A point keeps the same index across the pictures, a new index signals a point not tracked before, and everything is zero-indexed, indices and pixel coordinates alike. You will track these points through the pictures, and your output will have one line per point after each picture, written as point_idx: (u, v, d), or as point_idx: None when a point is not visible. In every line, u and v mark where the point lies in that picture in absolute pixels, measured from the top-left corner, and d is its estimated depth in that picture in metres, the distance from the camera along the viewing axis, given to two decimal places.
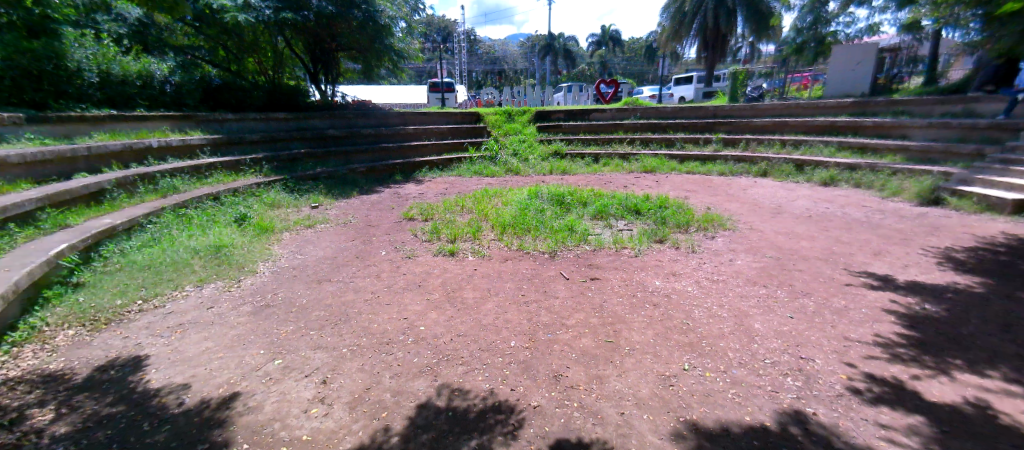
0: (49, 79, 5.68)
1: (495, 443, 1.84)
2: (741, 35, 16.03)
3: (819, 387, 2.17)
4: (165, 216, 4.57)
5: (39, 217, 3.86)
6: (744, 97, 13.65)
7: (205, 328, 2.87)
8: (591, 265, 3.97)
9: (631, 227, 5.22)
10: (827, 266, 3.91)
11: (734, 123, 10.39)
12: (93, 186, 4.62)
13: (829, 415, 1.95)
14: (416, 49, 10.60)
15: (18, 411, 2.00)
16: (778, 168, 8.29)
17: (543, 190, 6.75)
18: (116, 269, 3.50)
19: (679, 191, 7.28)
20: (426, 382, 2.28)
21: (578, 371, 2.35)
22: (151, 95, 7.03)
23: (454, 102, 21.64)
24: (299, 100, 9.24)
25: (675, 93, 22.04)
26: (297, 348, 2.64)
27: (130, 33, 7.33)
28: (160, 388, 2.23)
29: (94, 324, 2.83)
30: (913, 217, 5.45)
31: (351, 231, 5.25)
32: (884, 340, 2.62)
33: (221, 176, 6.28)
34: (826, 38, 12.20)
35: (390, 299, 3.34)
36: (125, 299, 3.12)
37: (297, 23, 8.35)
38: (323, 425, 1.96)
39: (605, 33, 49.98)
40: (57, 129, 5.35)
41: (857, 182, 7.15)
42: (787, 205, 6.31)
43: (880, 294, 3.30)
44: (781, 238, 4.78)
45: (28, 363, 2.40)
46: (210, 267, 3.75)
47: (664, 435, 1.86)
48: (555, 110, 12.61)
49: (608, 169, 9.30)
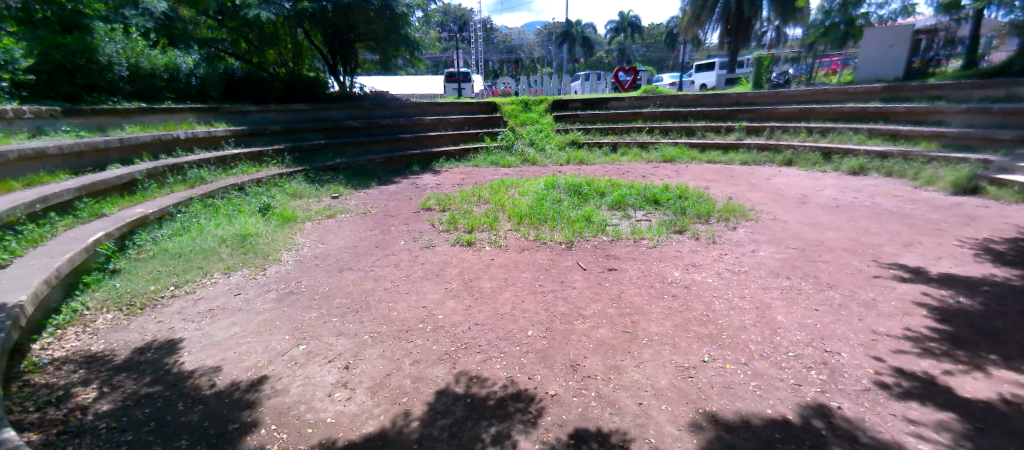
0: (82, 73, 5.90)
1: (514, 430, 1.86)
2: (767, 19, 15.43)
3: (845, 380, 2.13)
4: (193, 206, 4.72)
5: (77, 206, 4.04)
6: (769, 84, 13.20)
7: (233, 314, 2.97)
8: (609, 256, 3.95)
9: (649, 217, 5.15)
10: (854, 258, 3.80)
11: (758, 111, 9.99)
12: (126, 176, 4.80)
13: (854, 409, 1.91)
14: (433, 38, 10.56)
15: (64, 389, 2.12)
16: (804, 157, 8.00)
17: (559, 180, 6.69)
18: (148, 257, 3.66)
19: (699, 181, 7.15)
20: (445, 369, 2.32)
21: (595, 361, 2.36)
22: (178, 87, 7.23)
23: (471, 91, 21.62)
24: (318, 91, 9.35)
25: (695, 80, 21.56)
26: (321, 334, 2.72)
27: (156, 26, 7.42)
28: (194, 370, 2.33)
29: (130, 309, 2.96)
30: (947, 207, 5.23)
31: (371, 221, 5.32)
32: (913, 334, 2.54)
33: (245, 167, 6.45)
34: (857, 20, 11.76)
35: (408, 287, 3.40)
36: (158, 284, 3.25)
37: (316, 14, 8.45)
38: (346, 408, 2.01)
39: (624, 19, 48.87)
40: (91, 121, 5.56)
41: (888, 170, 6.89)
42: (813, 195, 6.11)
43: (911, 287, 3.18)
44: (805, 229, 4.66)
45: (72, 345, 2.53)
46: (237, 255, 3.87)
47: (682, 426, 1.86)
48: (571, 99, 12.46)
49: (627, 158, 9.18)
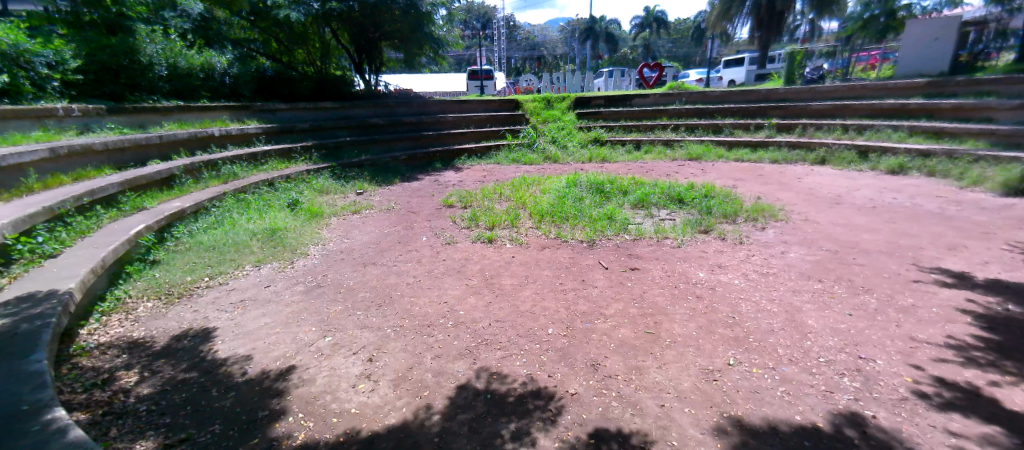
0: (125, 73, 6.21)
1: (533, 428, 1.86)
2: (800, 12, 14.87)
3: (880, 389, 2.04)
4: (226, 200, 4.90)
5: (120, 200, 4.25)
6: (802, 79, 12.72)
7: (263, 305, 3.07)
8: (631, 255, 3.89)
9: (673, 216, 5.06)
10: (892, 261, 3.63)
11: (789, 107, 9.63)
12: (165, 171, 5.02)
13: (890, 419, 1.83)
14: (456, 36, 10.63)
15: (108, 373, 2.24)
16: (839, 155, 7.66)
17: (581, 177, 6.65)
18: (185, 249, 3.83)
19: (726, 179, 6.97)
20: (466, 364, 2.34)
21: (617, 361, 2.33)
22: (213, 86, 7.49)
23: (493, 89, 21.66)
24: (344, 89, 9.55)
25: (723, 76, 20.99)
26: (346, 326, 2.78)
27: (194, 28, 7.73)
28: (227, 358, 2.43)
29: (168, 298, 3.11)
30: (996, 209, 4.93)
31: (395, 217, 5.41)
32: (956, 342, 2.41)
33: (275, 163, 6.65)
34: (898, 12, 11.17)
35: (430, 283, 3.44)
36: (194, 275, 3.40)
37: (343, 13, 8.61)
38: (369, 400, 2.06)
39: (649, 15, 47.94)
40: (133, 119, 5.84)
41: (930, 170, 6.55)
42: (847, 195, 5.87)
43: (955, 293, 3.02)
44: (839, 230, 4.48)
45: (115, 331, 2.68)
46: (267, 248, 4.00)
47: (706, 429, 1.82)
48: (594, 96, 12.31)
49: (651, 156, 9.04)
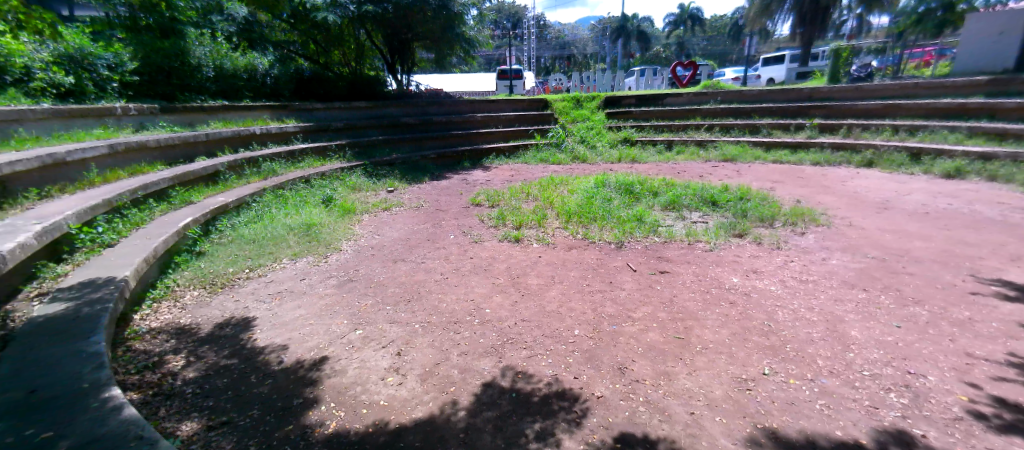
0: (176, 74, 6.60)
1: (558, 428, 1.86)
2: (848, 6, 14.12)
3: (931, 407, 1.91)
4: (266, 196, 5.13)
5: (170, 194, 4.52)
6: (848, 77, 12.08)
7: (299, 297, 3.20)
8: (661, 258, 3.81)
9: (705, 219, 4.91)
10: (946, 271, 3.39)
11: (833, 107, 9.12)
12: (211, 168, 5.29)
13: (942, 439, 1.71)
14: (486, 36, 10.70)
15: (158, 356, 2.39)
16: (887, 158, 7.23)
17: (610, 178, 6.55)
18: (228, 241, 4.03)
19: (763, 182, 6.71)
20: (492, 362, 2.36)
21: (644, 366, 2.29)
22: (256, 87, 7.86)
23: (522, 89, 21.65)
24: (377, 89, 9.78)
25: (761, 75, 20.21)
26: (375, 320, 2.86)
27: (238, 30, 8.20)
28: (264, 347, 2.54)
29: (212, 287, 3.28)
30: None
31: (424, 215, 5.50)
32: (1019, 361, 2.23)
33: (311, 161, 6.89)
34: (958, 5, 10.44)
35: (458, 280, 3.48)
36: (236, 267, 3.58)
37: (377, 15, 8.81)
38: (397, 393, 2.11)
39: (684, 12, 46.72)
40: (183, 118, 6.18)
41: (991, 174, 6.09)
42: (896, 200, 5.53)
43: (1018, 307, 2.79)
44: (886, 237, 4.23)
45: (165, 317, 2.85)
46: (302, 243, 4.16)
47: (738, 439, 1.76)
48: (625, 95, 12.11)
49: (683, 157, 8.81)
